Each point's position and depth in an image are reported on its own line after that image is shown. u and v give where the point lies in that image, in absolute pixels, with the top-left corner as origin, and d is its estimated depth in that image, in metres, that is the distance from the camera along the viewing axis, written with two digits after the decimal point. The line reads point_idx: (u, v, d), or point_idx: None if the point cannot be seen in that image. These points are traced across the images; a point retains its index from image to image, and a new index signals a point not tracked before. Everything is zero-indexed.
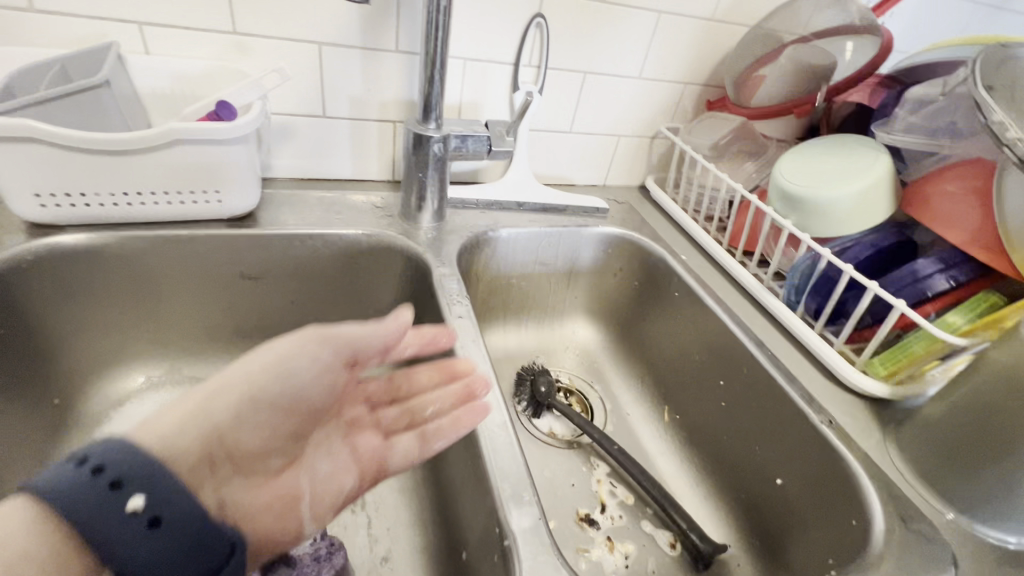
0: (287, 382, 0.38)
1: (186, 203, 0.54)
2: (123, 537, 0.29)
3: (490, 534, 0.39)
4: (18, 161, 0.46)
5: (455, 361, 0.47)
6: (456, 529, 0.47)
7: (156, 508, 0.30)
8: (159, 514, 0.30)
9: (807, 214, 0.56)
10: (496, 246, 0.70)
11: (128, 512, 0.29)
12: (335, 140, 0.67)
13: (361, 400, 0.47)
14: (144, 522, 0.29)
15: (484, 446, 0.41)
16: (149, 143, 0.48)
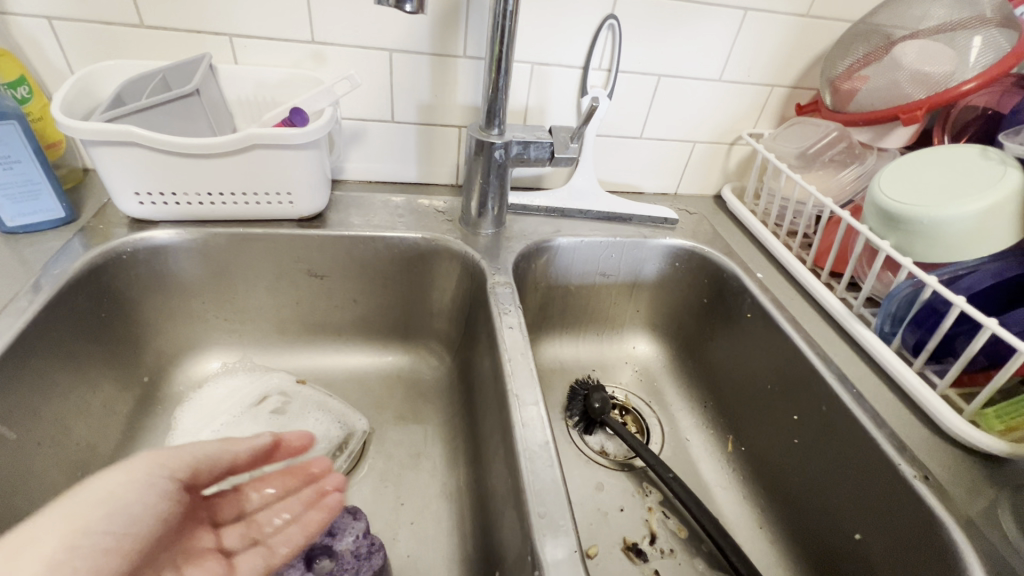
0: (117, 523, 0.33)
1: (262, 204, 0.58)
2: None
3: (524, 562, 0.37)
4: (122, 163, 0.51)
5: (308, 464, 0.49)
6: (494, 544, 0.46)
7: None
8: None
9: (933, 245, 0.48)
10: (556, 256, 0.68)
11: None
12: (403, 145, 0.68)
13: (202, 522, 0.43)
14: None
15: (523, 465, 0.40)
16: (231, 149, 0.52)
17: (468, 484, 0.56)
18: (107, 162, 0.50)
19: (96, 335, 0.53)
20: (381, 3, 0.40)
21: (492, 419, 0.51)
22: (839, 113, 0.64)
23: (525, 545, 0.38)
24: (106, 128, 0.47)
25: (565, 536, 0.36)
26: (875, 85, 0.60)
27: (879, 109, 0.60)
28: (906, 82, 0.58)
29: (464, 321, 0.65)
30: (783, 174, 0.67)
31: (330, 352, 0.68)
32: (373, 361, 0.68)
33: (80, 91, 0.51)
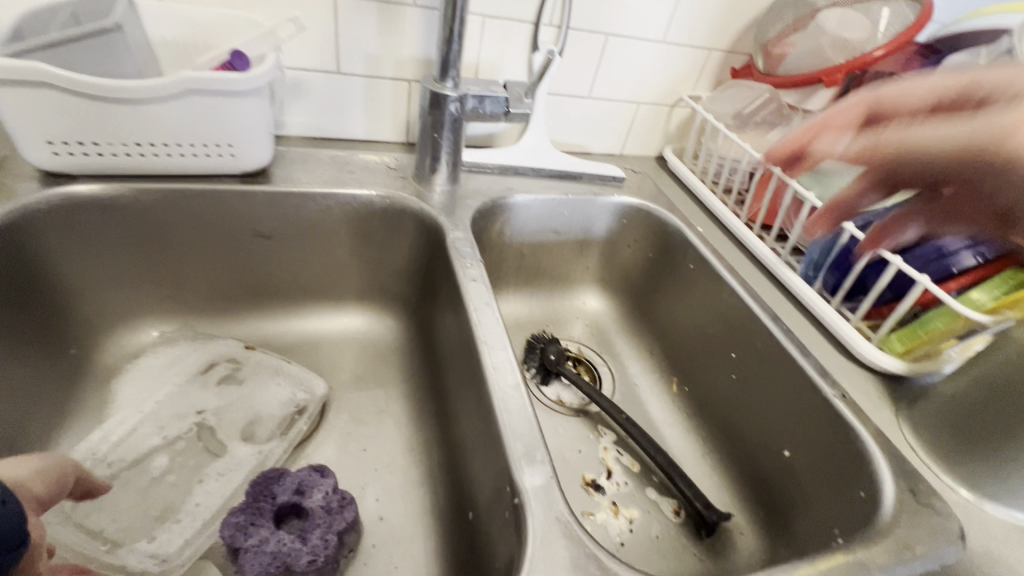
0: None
1: (200, 157, 0.54)
2: None
3: (503, 495, 0.39)
4: (30, 105, 0.45)
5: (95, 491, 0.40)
6: (465, 488, 0.48)
7: None
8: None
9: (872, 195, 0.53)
10: (510, 214, 0.69)
11: None
12: (349, 99, 0.65)
13: None
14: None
15: (497, 406, 0.41)
16: (163, 93, 0.47)
17: (433, 437, 0.57)
18: (10, 104, 0.45)
19: (11, 302, 0.48)
20: None
21: (458, 371, 0.52)
22: (770, 76, 0.68)
23: (501, 478, 0.40)
24: (10, 63, 0.42)
25: (542, 467, 0.38)
26: (802, 50, 0.65)
27: (804, 72, 0.65)
28: (829, 47, 0.63)
29: (421, 279, 0.64)
30: (720, 134, 0.71)
31: (281, 317, 0.65)
32: (327, 325, 0.66)
33: None
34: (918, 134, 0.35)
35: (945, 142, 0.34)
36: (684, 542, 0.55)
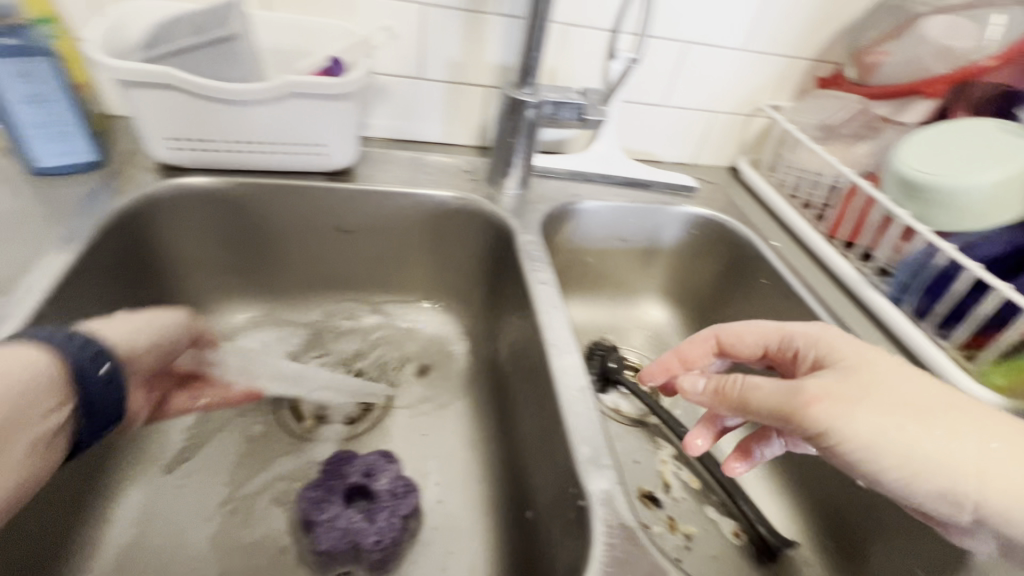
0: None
1: (295, 155, 0.57)
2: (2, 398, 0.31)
3: (566, 497, 0.40)
4: (157, 105, 0.50)
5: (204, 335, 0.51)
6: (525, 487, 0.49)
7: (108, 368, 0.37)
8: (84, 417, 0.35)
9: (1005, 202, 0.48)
10: (578, 220, 0.69)
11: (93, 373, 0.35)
12: (429, 103, 0.68)
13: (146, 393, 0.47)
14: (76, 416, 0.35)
15: (564, 408, 0.42)
16: (265, 96, 0.51)
17: (493, 434, 0.58)
18: (141, 103, 0.50)
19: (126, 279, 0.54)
20: None
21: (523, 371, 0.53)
22: (862, 85, 0.65)
23: (565, 481, 0.40)
24: (142, 67, 0.47)
25: (609, 472, 0.38)
26: (899, 59, 0.62)
27: (901, 82, 0.62)
28: (930, 56, 0.59)
29: (488, 279, 0.66)
30: (803, 145, 0.68)
31: (354, 309, 0.68)
32: (395, 319, 0.69)
33: (113, 32, 0.51)
34: (850, 409, 0.33)
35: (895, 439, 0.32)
36: (745, 566, 0.53)
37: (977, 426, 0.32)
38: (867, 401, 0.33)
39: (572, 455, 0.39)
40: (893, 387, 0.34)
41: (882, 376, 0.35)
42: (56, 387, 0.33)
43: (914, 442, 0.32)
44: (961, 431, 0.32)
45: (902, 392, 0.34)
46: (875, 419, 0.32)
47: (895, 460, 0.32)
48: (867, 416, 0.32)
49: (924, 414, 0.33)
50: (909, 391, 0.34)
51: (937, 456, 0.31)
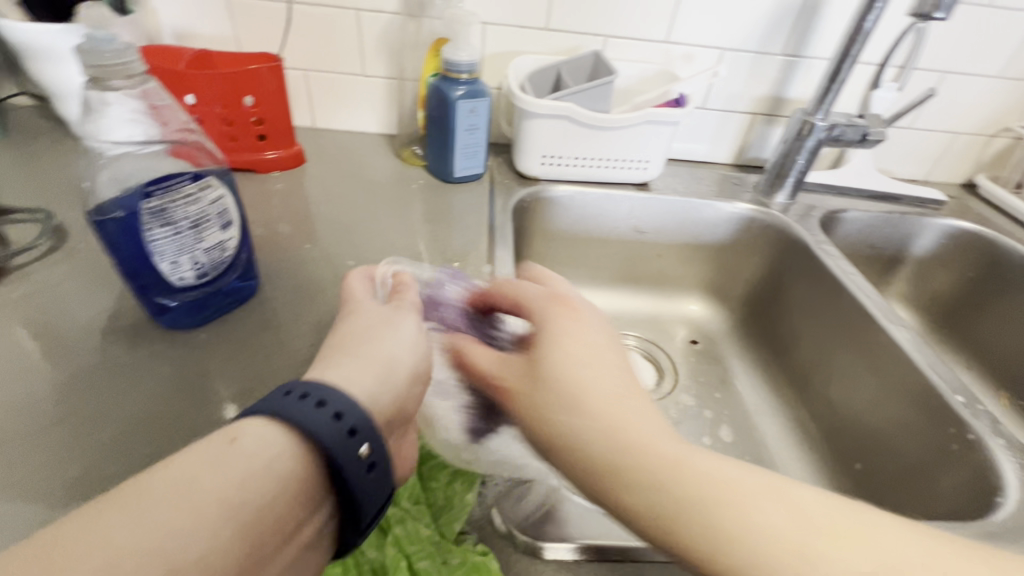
0: (406, 342, 0.38)
1: (623, 169, 0.73)
2: (299, 415, 0.29)
3: (942, 445, 0.49)
4: (544, 131, 0.68)
5: None
6: (859, 445, 0.58)
7: (338, 402, 0.30)
8: (376, 461, 0.30)
9: None
10: (838, 226, 0.78)
11: (298, 398, 0.30)
12: (704, 127, 0.81)
13: None
14: (365, 466, 0.30)
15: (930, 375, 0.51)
16: (623, 123, 0.67)
17: (789, 404, 0.67)
18: (534, 130, 0.68)
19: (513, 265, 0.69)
20: (919, 10, 0.59)
21: (839, 346, 0.63)
22: None
23: (938, 417, 0.50)
24: (551, 104, 0.64)
25: (987, 418, 0.47)
26: None
27: None
28: None
29: (763, 276, 0.76)
30: None
31: (633, 298, 0.81)
32: (668, 309, 0.81)
33: (512, 80, 0.69)
34: (617, 434, 0.32)
35: (626, 464, 0.31)
36: None
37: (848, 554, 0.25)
38: (625, 463, 0.31)
39: (951, 400, 0.49)
40: (583, 353, 0.36)
41: (731, 489, 0.28)
42: (265, 478, 0.28)
43: (743, 525, 0.27)
44: (638, 439, 0.31)
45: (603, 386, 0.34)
46: (771, 510, 0.27)
47: (774, 541, 0.26)
48: (613, 443, 0.32)
49: (672, 473, 0.30)
50: (642, 437, 0.32)
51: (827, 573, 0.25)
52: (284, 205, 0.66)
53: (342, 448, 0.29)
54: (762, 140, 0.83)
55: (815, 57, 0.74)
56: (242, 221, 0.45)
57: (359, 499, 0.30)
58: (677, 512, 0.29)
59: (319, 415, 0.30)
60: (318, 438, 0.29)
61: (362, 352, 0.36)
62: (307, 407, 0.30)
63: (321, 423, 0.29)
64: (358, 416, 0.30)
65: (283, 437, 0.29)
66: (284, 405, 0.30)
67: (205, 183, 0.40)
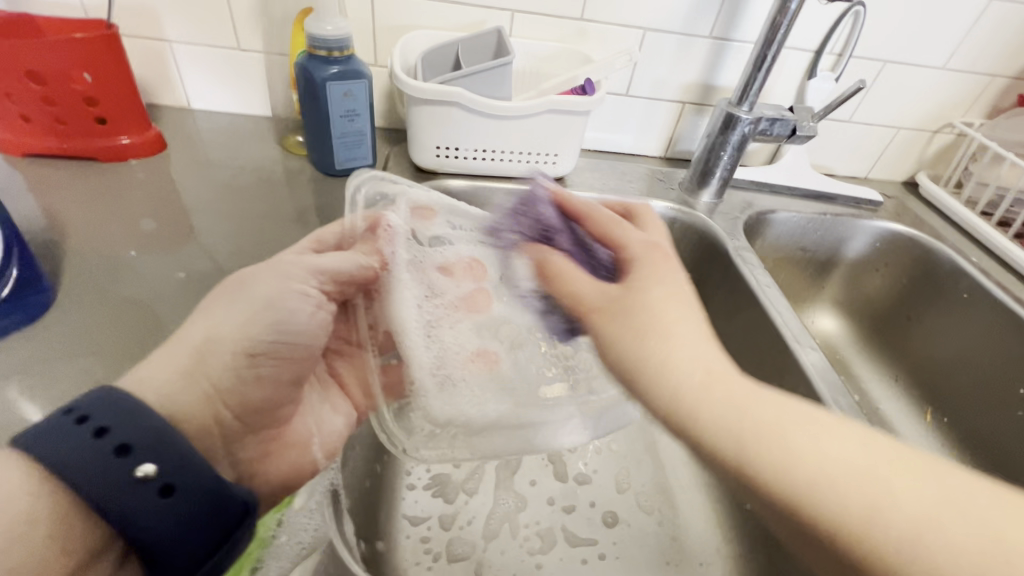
0: (285, 334, 0.36)
1: (531, 163, 0.65)
2: (77, 457, 0.25)
3: None
4: (435, 120, 0.60)
5: None
6: None
7: (167, 474, 0.27)
8: (171, 481, 0.27)
9: None
10: (767, 228, 0.73)
11: (85, 435, 0.26)
12: (628, 116, 0.74)
13: None
14: (154, 490, 0.26)
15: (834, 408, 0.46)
16: (524, 113, 0.59)
17: None
18: (423, 117, 0.60)
19: None
20: None
21: (748, 370, 0.58)
22: None
23: None
24: (437, 89, 0.56)
25: None
26: None
27: None
28: None
29: None
30: (1004, 161, 0.69)
31: None
32: None
33: (401, 60, 0.60)
34: (760, 423, 0.26)
35: (827, 490, 0.24)
36: None
37: (857, 489, 0.23)
38: (727, 412, 0.27)
39: None
40: (640, 326, 0.31)
41: (871, 474, 0.24)
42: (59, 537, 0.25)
43: (861, 495, 0.23)
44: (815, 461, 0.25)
45: (688, 345, 0.29)
46: (837, 483, 0.24)
47: (908, 528, 0.22)
48: (783, 461, 0.25)
49: (768, 431, 0.26)
50: (846, 458, 0.25)
51: (875, 531, 0.22)
52: (129, 199, 0.57)
53: (119, 483, 0.26)
54: (693, 132, 0.76)
55: (745, 42, 0.67)
56: None
57: (145, 537, 0.26)
58: (851, 518, 0.23)
59: (99, 458, 0.26)
60: (77, 470, 0.25)
61: (194, 368, 0.33)
62: (79, 437, 0.26)
63: (112, 477, 0.26)
64: (171, 455, 0.28)
65: (23, 480, 0.25)
66: (46, 439, 0.26)
67: None
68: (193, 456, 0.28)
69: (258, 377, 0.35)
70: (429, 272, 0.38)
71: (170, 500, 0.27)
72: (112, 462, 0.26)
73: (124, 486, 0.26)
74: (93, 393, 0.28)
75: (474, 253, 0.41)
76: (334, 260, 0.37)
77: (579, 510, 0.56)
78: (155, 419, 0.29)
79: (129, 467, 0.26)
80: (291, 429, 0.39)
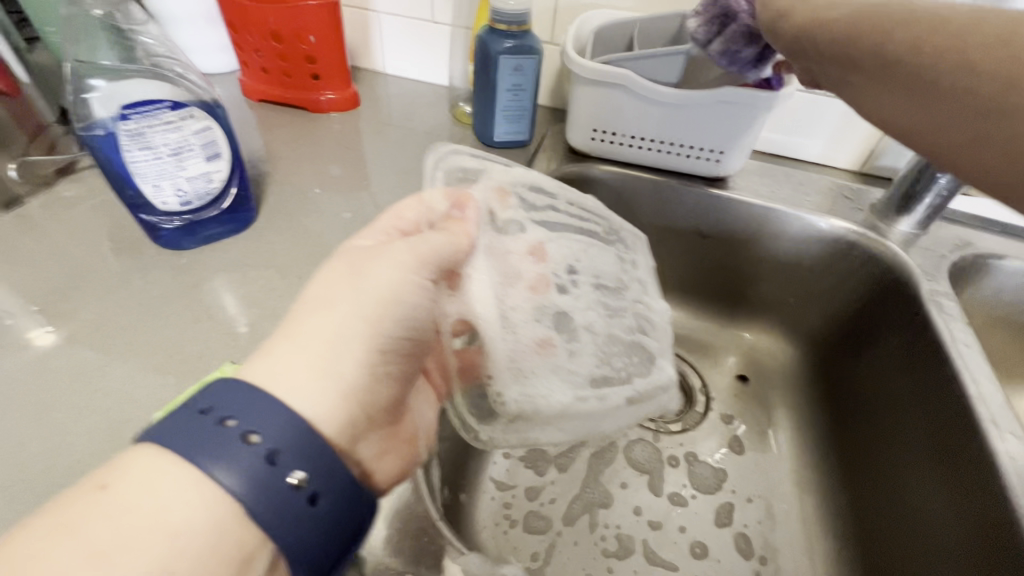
0: (406, 328, 0.37)
1: (690, 158, 0.61)
2: (233, 464, 0.25)
3: None
4: (595, 101, 0.59)
5: None
6: (883, 569, 0.45)
7: (316, 481, 0.26)
8: (317, 490, 0.26)
9: None
10: (984, 276, 0.58)
11: (237, 438, 0.25)
12: (821, 119, 0.63)
13: None
14: (304, 498, 0.26)
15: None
16: (692, 102, 0.55)
17: (832, 487, 0.54)
18: (585, 97, 0.59)
19: None
20: None
21: (905, 431, 0.48)
22: None
23: (1002, 556, 0.36)
24: (604, 69, 0.55)
25: None
26: None
27: None
28: None
29: (850, 316, 0.60)
30: None
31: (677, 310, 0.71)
32: (722, 333, 0.69)
33: (574, 38, 0.60)
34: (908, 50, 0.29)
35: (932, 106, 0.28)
36: None
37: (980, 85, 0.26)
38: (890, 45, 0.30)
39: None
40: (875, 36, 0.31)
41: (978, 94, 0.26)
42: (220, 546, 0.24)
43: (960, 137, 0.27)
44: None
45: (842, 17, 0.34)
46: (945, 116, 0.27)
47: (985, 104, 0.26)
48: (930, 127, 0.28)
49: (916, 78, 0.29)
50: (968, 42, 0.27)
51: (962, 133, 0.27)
52: (324, 146, 0.67)
53: (276, 492, 0.25)
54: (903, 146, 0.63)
55: None
56: (232, 157, 0.46)
57: (296, 545, 0.26)
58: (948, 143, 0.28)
59: (258, 466, 0.25)
60: (237, 481, 0.25)
61: (324, 366, 0.32)
62: (228, 439, 0.25)
63: (274, 486, 0.25)
64: (310, 462, 0.27)
65: (174, 479, 0.25)
66: (195, 443, 0.25)
67: (186, 113, 0.41)
68: (331, 459, 0.28)
69: (383, 373, 0.36)
70: (508, 260, 0.39)
71: (319, 504, 0.26)
72: (267, 470, 0.25)
73: (278, 500, 0.25)
74: (228, 385, 0.28)
75: (542, 238, 0.42)
76: (438, 239, 0.37)
77: (666, 530, 0.52)
78: (292, 416, 0.27)
79: (282, 474, 0.26)
80: (406, 421, 0.40)
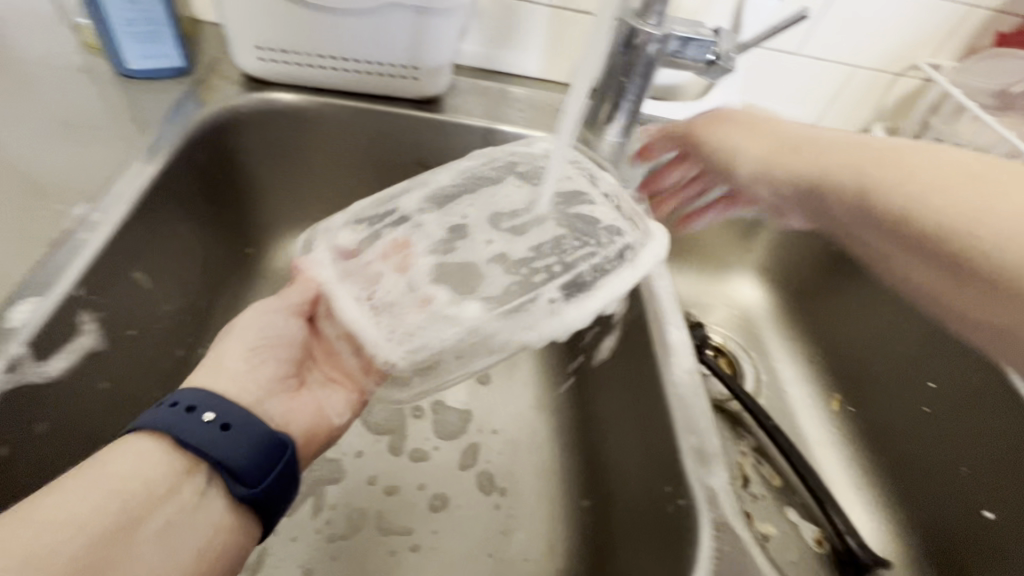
0: (269, 332, 0.42)
1: (385, 77, 0.53)
2: (186, 429, 0.32)
3: (658, 504, 0.36)
4: (244, 8, 0.47)
5: None
6: (599, 477, 0.46)
7: (224, 415, 0.33)
8: (226, 421, 0.33)
9: None
10: None
11: (183, 411, 0.32)
12: (526, 30, 0.60)
13: None
14: (216, 428, 0.32)
15: (674, 403, 0.37)
16: (357, 7, 0.46)
17: (566, 403, 0.54)
18: (230, 4, 0.47)
19: (211, 200, 0.52)
20: None
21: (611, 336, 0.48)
22: None
23: (665, 454, 0.37)
24: None
25: (716, 475, 0.34)
26: None
27: None
28: None
29: None
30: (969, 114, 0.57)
31: None
32: None
33: None
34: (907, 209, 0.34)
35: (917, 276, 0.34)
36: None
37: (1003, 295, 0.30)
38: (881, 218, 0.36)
39: (682, 444, 0.35)
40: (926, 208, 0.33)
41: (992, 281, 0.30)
42: (162, 479, 0.31)
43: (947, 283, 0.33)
44: (997, 214, 0.31)
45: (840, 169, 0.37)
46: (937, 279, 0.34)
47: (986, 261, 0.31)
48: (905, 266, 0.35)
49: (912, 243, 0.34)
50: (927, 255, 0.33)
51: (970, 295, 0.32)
52: None
53: (185, 427, 0.32)
54: None
55: None
56: None
57: (230, 465, 0.32)
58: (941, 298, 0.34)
59: (167, 417, 0.32)
60: (178, 432, 0.32)
61: (247, 384, 0.39)
62: (176, 414, 0.32)
63: (200, 434, 0.32)
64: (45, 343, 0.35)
65: (153, 446, 0.32)
66: (155, 417, 0.32)
67: None
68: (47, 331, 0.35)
69: (260, 362, 0.40)
70: (353, 259, 0.40)
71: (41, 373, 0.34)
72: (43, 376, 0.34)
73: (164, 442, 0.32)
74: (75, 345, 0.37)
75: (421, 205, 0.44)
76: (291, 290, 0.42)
77: (401, 491, 0.48)
78: (208, 390, 0.34)
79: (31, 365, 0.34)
80: (306, 397, 0.42)
